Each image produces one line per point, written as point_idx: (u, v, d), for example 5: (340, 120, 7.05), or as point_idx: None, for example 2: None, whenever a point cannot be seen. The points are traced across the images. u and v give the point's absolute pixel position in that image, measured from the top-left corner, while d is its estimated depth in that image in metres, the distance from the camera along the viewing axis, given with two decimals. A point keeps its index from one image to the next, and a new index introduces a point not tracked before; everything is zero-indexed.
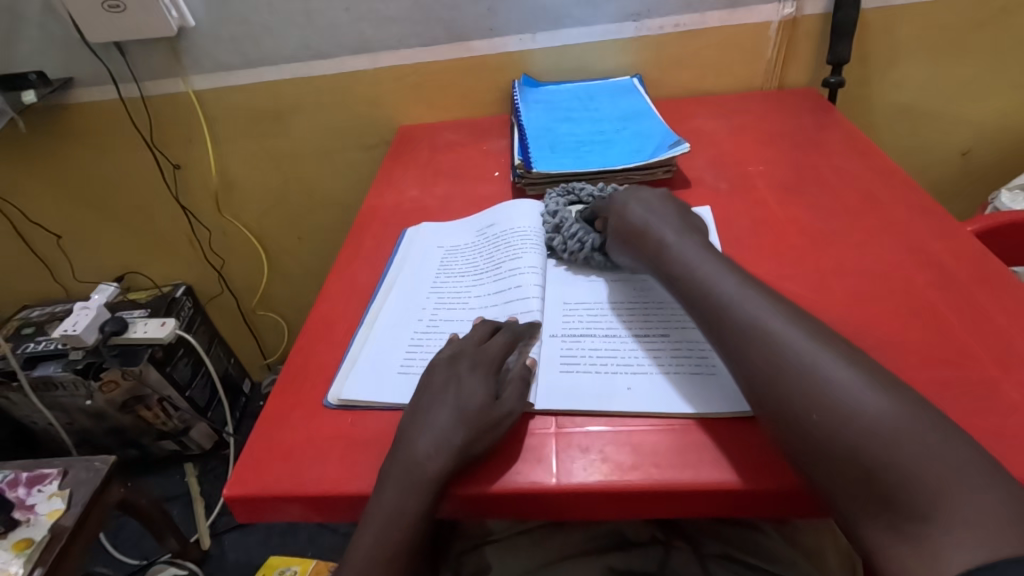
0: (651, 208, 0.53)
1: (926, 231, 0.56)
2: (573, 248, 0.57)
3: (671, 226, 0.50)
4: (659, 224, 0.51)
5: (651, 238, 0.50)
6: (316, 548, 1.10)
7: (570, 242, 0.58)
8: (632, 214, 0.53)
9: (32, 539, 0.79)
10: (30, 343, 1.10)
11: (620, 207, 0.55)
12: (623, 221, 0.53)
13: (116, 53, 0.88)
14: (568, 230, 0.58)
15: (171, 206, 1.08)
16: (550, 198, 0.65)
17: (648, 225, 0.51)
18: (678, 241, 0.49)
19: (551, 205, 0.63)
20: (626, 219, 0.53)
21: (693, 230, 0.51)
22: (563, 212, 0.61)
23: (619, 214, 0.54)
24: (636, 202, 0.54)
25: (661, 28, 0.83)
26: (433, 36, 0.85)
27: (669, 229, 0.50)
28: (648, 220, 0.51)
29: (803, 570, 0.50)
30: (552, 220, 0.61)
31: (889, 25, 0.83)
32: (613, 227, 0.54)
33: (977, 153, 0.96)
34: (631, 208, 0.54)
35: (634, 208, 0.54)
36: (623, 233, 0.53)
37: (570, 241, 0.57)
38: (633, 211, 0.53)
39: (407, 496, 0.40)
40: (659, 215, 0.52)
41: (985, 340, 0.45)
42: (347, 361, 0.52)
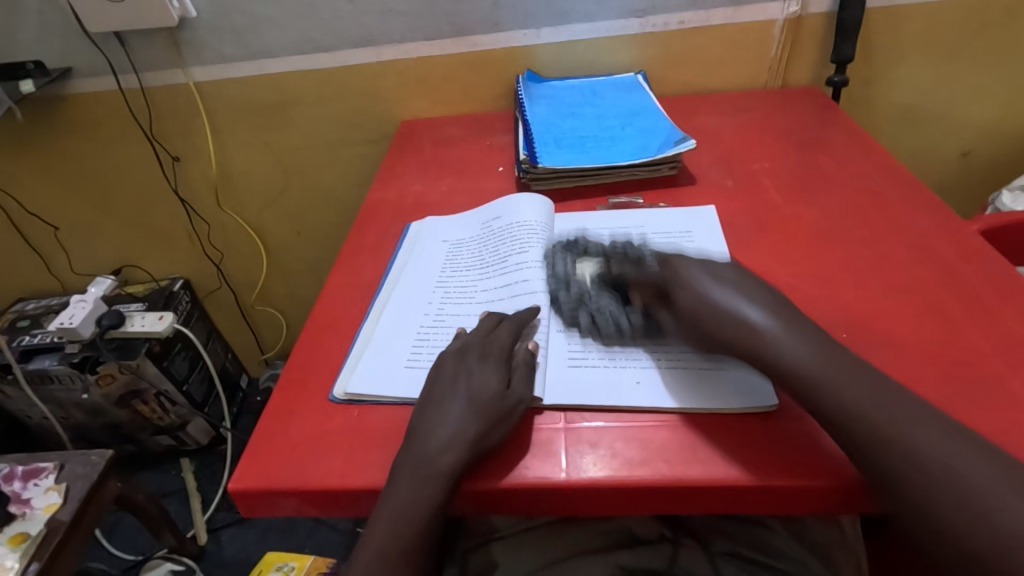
0: (725, 285, 0.44)
1: (932, 230, 0.56)
2: (606, 328, 0.49)
3: (754, 303, 0.42)
4: (744, 305, 0.42)
5: (734, 322, 0.42)
6: (315, 544, 1.10)
7: (604, 321, 0.49)
8: (705, 293, 0.43)
9: (28, 533, 0.78)
10: (26, 336, 1.09)
11: (679, 279, 0.45)
12: (694, 304, 0.43)
13: (115, 43, 0.87)
14: (595, 306, 0.50)
15: (170, 199, 1.07)
16: (553, 256, 0.56)
17: (733, 312, 0.42)
18: (767, 324, 0.41)
19: (557, 269, 0.54)
20: (694, 303, 0.43)
21: (785, 310, 0.42)
22: (576, 277, 0.53)
23: (680, 293, 0.44)
24: (697, 268, 0.45)
25: (665, 25, 0.83)
26: (437, 30, 0.85)
27: (754, 312, 0.42)
28: (728, 303, 0.42)
29: (809, 568, 0.50)
30: (568, 293, 0.52)
31: (893, 25, 0.83)
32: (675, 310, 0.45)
33: (979, 154, 0.97)
34: (698, 285, 0.44)
35: (705, 283, 0.44)
36: (693, 320, 0.43)
37: (604, 321, 0.49)
38: (699, 283, 0.44)
39: (419, 490, 0.39)
40: (742, 291, 0.43)
41: (993, 339, 0.45)
42: (353, 355, 0.51)
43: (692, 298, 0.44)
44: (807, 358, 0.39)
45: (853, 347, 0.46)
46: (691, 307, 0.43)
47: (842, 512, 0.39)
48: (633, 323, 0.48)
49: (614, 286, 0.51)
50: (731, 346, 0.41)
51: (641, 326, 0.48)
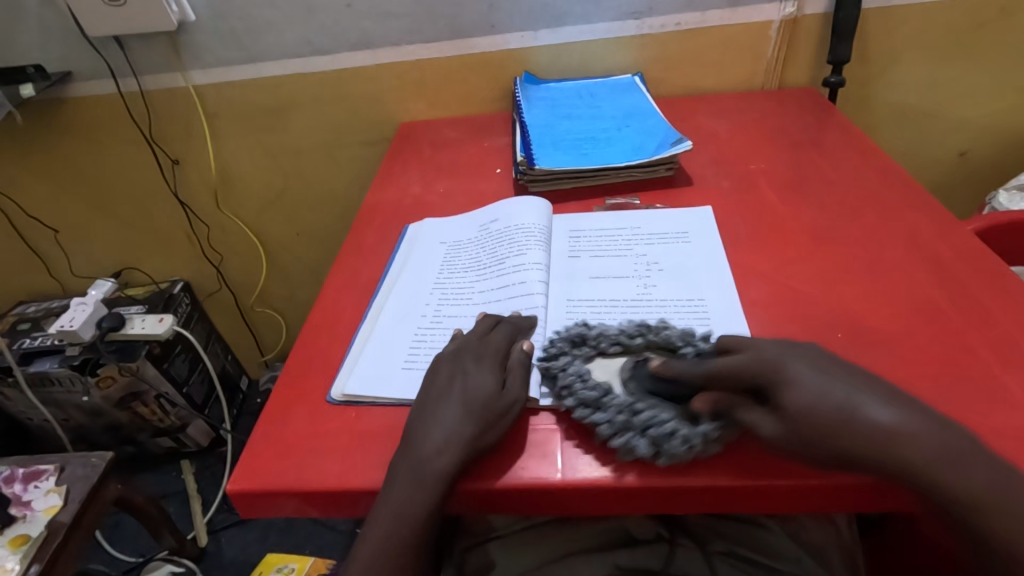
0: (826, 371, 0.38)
1: (927, 230, 0.57)
2: (679, 445, 0.39)
3: (871, 396, 0.37)
4: (861, 400, 0.36)
5: (835, 406, 0.36)
6: (314, 545, 1.10)
7: (673, 436, 0.39)
8: (814, 391, 0.37)
9: (29, 535, 0.79)
10: (26, 339, 1.09)
11: (776, 373, 0.38)
12: (807, 405, 0.36)
13: (114, 47, 0.88)
14: (650, 422, 0.40)
15: (170, 202, 1.07)
16: (569, 363, 0.46)
17: (851, 402, 0.36)
18: (899, 420, 0.35)
19: (578, 382, 0.44)
20: (806, 403, 0.36)
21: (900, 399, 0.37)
22: (609, 388, 0.44)
23: (781, 391, 0.38)
24: (789, 361, 0.39)
25: (662, 26, 0.84)
26: (435, 33, 0.85)
27: (875, 407, 0.36)
28: (847, 400, 0.36)
29: (805, 566, 0.50)
30: (608, 413, 0.42)
31: (889, 25, 0.83)
32: (779, 415, 0.37)
33: (976, 154, 0.97)
34: (801, 383, 0.37)
35: (807, 379, 0.38)
36: (806, 422, 0.36)
37: (670, 436, 0.39)
38: (801, 378, 0.38)
39: (415, 490, 0.40)
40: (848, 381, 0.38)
41: (987, 338, 0.45)
42: (350, 356, 0.52)
43: (802, 398, 0.37)
44: (884, 406, 0.36)
45: (847, 347, 0.46)
46: (802, 410, 0.36)
47: (835, 510, 0.39)
48: (707, 436, 0.39)
49: (661, 393, 0.43)
50: (838, 435, 0.35)
51: (716, 439, 0.39)
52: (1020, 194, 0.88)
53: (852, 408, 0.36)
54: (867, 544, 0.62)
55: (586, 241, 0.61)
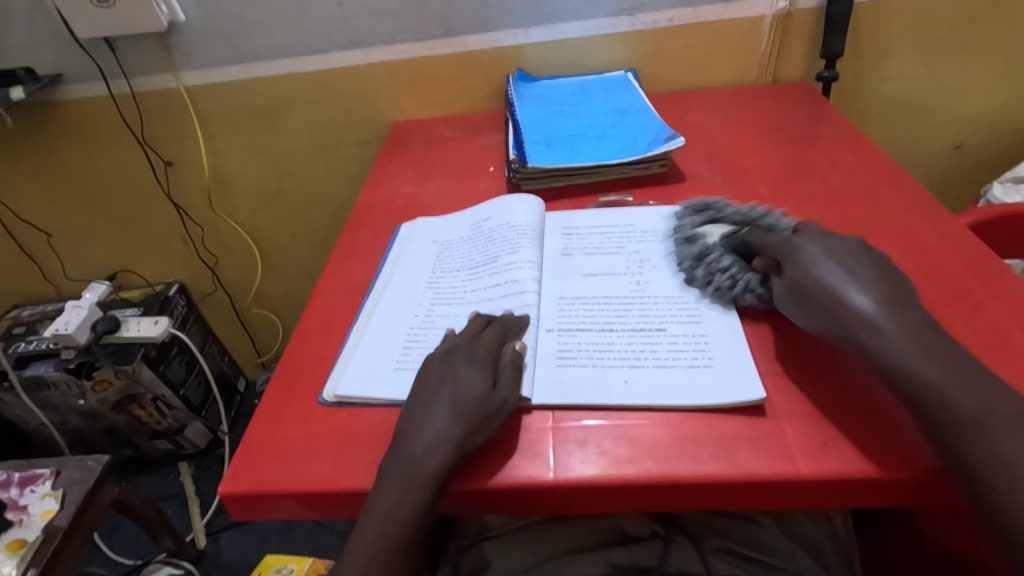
0: (846, 263, 0.43)
1: (921, 224, 0.56)
2: (722, 285, 0.50)
3: (864, 287, 0.42)
4: (852, 289, 0.41)
5: (829, 288, 0.42)
6: (313, 546, 1.10)
7: (721, 279, 0.50)
8: (820, 273, 0.43)
9: (25, 539, 0.78)
10: (21, 343, 1.09)
11: (794, 252, 0.46)
12: (807, 276, 0.44)
13: (105, 49, 0.87)
14: (713, 264, 0.51)
15: (164, 204, 1.07)
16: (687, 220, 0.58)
17: (840, 287, 0.42)
18: (873, 310, 0.40)
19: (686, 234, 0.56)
20: (804, 276, 0.44)
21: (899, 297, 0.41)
22: (703, 239, 0.54)
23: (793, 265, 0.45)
24: (816, 248, 0.45)
25: (655, 22, 0.83)
26: (426, 31, 0.85)
27: (859, 294, 0.41)
28: (836, 284, 0.42)
29: (800, 562, 0.50)
30: (692, 249, 0.54)
31: (881, 19, 0.83)
32: (785, 279, 0.45)
33: (970, 147, 0.97)
34: (813, 263, 0.44)
35: (821, 262, 0.44)
36: (799, 292, 0.44)
37: (721, 279, 0.50)
38: (813, 261, 0.44)
39: (406, 491, 0.40)
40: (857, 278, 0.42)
41: (980, 332, 0.45)
42: (342, 357, 0.51)
43: (806, 273, 0.44)
44: (867, 298, 0.41)
45: None
46: (802, 274, 0.44)
47: (828, 506, 0.39)
48: (750, 285, 0.49)
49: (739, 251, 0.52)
50: (824, 304, 0.42)
51: (759, 289, 0.49)
52: (1015, 186, 0.88)
53: (839, 292, 0.41)
54: (863, 539, 0.62)
55: (579, 238, 0.61)
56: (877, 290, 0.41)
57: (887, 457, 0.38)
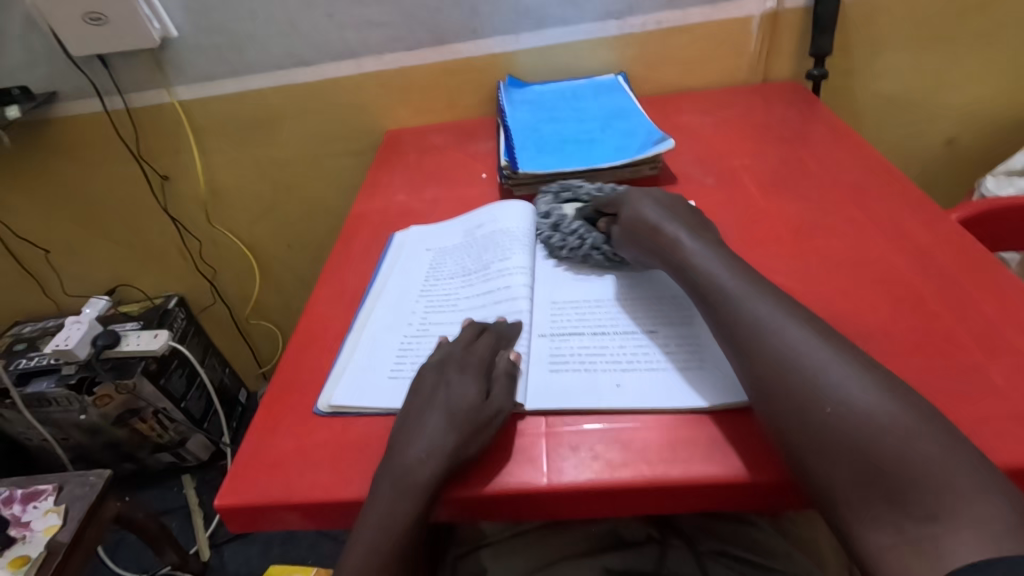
0: (664, 206, 0.53)
1: (911, 220, 0.56)
2: (575, 244, 0.57)
3: (679, 221, 0.51)
4: (668, 222, 0.51)
5: (652, 229, 0.51)
6: (316, 556, 1.10)
7: (571, 239, 0.58)
8: (642, 209, 0.53)
9: (28, 556, 0.78)
10: (22, 359, 1.10)
11: (630, 202, 0.55)
12: (632, 216, 0.53)
13: (99, 66, 0.88)
14: (568, 229, 0.59)
15: (161, 218, 1.07)
16: (543, 202, 0.65)
17: (658, 221, 0.51)
18: (684, 234, 0.49)
19: (548, 202, 0.64)
20: (635, 213, 0.53)
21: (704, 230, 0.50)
22: (558, 209, 0.62)
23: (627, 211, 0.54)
24: (643, 197, 0.55)
25: (644, 26, 0.84)
26: (417, 40, 0.85)
27: (675, 226, 0.50)
28: (654, 218, 0.51)
29: (797, 562, 0.50)
30: (550, 221, 0.61)
31: (870, 15, 0.83)
32: (622, 222, 0.54)
33: (962, 142, 0.97)
34: (639, 204, 0.54)
35: (646, 205, 0.53)
36: (631, 233, 0.53)
37: (572, 239, 0.58)
38: (640, 206, 0.54)
39: (401, 500, 0.40)
40: (670, 213, 0.52)
41: (970, 327, 0.45)
42: (337, 367, 0.52)
43: (631, 217, 0.53)
44: (685, 230, 0.50)
45: None
46: (631, 216, 0.53)
47: None
48: (597, 241, 0.57)
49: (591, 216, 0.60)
50: (649, 240, 0.51)
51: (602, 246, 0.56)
52: (1008, 179, 0.88)
53: (658, 222, 0.51)
54: None
55: None
56: (688, 224, 0.50)
57: None
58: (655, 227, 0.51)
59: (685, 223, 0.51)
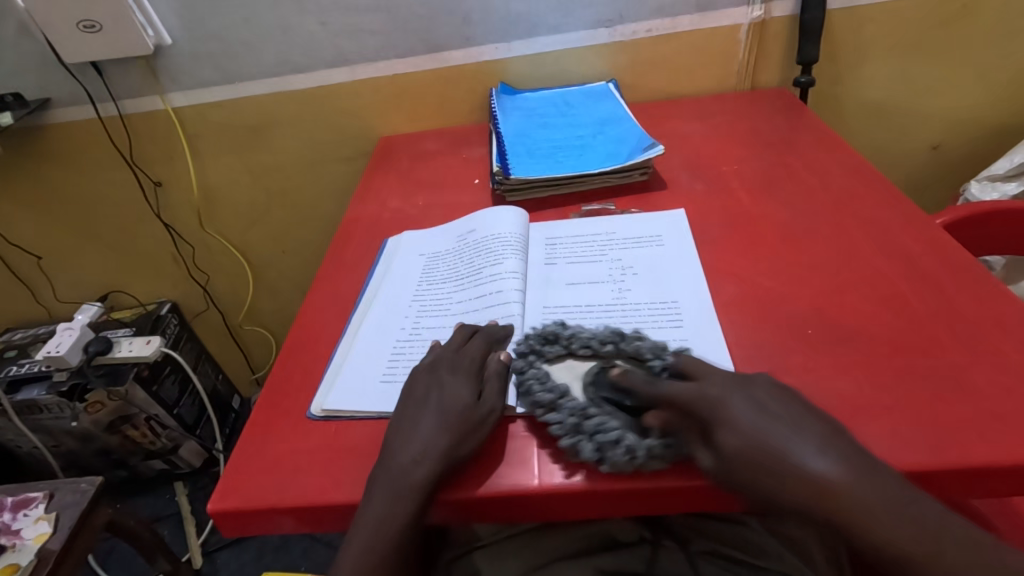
0: (777, 417, 0.38)
1: (895, 224, 0.58)
2: (624, 456, 0.39)
3: (807, 441, 0.37)
4: (797, 446, 0.36)
5: (791, 472, 0.35)
6: (309, 562, 1.10)
7: (621, 448, 0.40)
8: (756, 428, 0.37)
9: (19, 564, 0.78)
10: (13, 366, 1.09)
11: (718, 410, 0.39)
12: (741, 441, 0.37)
13: (93, 73, 0.88)
14: (600, 429, 0.41)
15: (154, 224, 1.07)
16: (530, 369, 0.46)
17: (789, 451, 0.36)
18: (834, 467, 0.35)
19: (536, 383, 0.45)
20: (745, 438, 0.37)
21: (839, 449, 0.36)
22: (563, 384, 0.45)
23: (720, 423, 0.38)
24: (737, 397, 0.39)
25: (634, 33, 0.85)
26: (410, 47, 0.86)
27: (815, 458, 0.36)
28: (784, 447, 0.36)
29: (786, 561, 0.51)
30: (562, 412, 0.43)
31: (855, 24, 0.85)
32: (719, 447, 0.38)
33: (947, 148, 0.98)
34: (740, 411, 0.38)
35: (753, 416, 0.38)
36: (742, 466, 0.37)
37: (611, 447, 0.40)
38: (739, 412, 0.38)
39: (394, 502, 0.40)
40: (793, 429, 0.37)
41: (950, 328, 0.46)
42: (330, 372, 0.52)
43: (737, 439, 0.37)
44: (825, 462, 0.35)
45: (816, 342, 0.47)
46: (741, 443, 0.37)
47: None
48: (652, 450, 0.40)
49: (617, 400, 0.43)
50: (787, 488, 0.35)
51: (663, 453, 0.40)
52: (992, 184, 0.90)
53: (791, 458, 0.36)
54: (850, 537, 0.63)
55: (562, 248, 0.62)
56: (822, 443, 0.36)
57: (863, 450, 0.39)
58: (790, 462, 0.36)
59: (817, 447, 0.36)
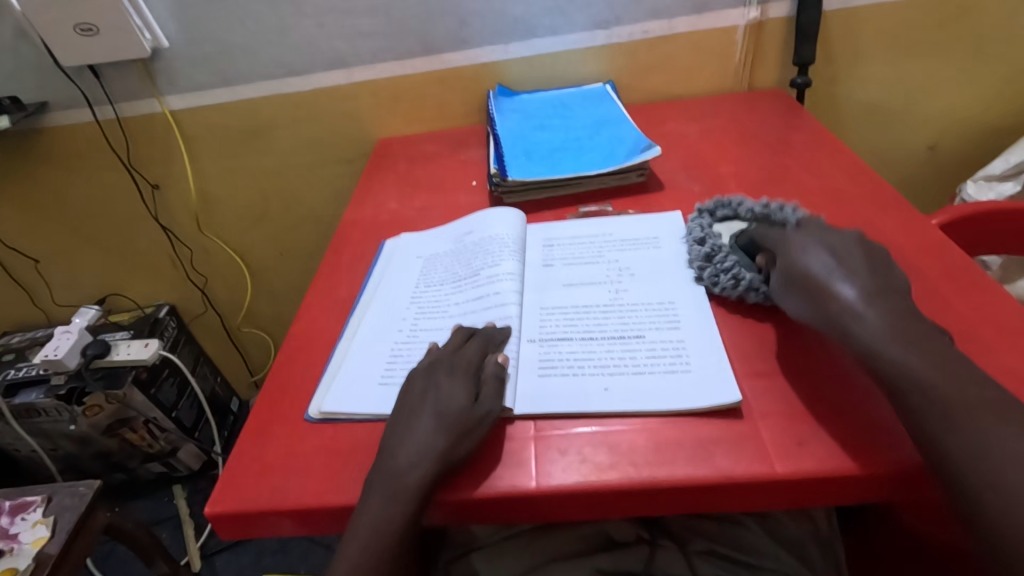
0: (840, 260, 0.45)
1: (891, 225, 0.58)
2: (730, 282, 0.51)
3: (850, 277, 0.44)
4: (839, 279, 0.44)
5: (823, 293, 0.43)
6: (308, 565, 1.10)
7: (728, 278, 0.51)
8: (812, 263, 0.45)
9: (16, 567, 0.78)
10: (11, 370, 1.09)
11: (794, 249, 0.47)
12: (797, 267, 0.46)
13: (90, 76, 0.88)
14: (720, 263, 0.53)
15: (153, 227, 1.07)
16: (695, 218, 0.60)
17: (824, 279, 0.44)
18: (858, 296, 0.42)
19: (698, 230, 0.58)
20: (801, 266, 0.45)
21: (884, 296, 0.42)
22: (712, 234, 0.57)
23: (783, 257, 0.47)
24: (814, 242, 0.47)
25: (631, 35, 0.85)
26: (407, 49, 0.86)
27: (847, 287, 0.43)
28: (825, 275, 0.44)
29: (783, 562, 0.51)
30: (701, 248, 0.56)
31: (851, 25, 0.85)
32: (780, 271, 0.47)
33: (944, 148, 0.99)
34: (801, 253, 0.46)
35: (814, 255, 0.46)
36: (795, 286, 0.45)
37: (724, 274, 0.52)
38: (807, 249, 0.47)
39: (391, 505, 0.40)
40: (846, 269, 0.44)
41: (946, 328, 0.46)
42: (327, 374, 0.52)
43: (813, 263, 0.45)
44: (854, 290, 0.43)
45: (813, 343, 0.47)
46: (795, 267, 0.46)
47: (808, 505, 0.40)
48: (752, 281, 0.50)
49: (747, 248, 0.53)
50: (815, 303, 0.44)
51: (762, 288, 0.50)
52: (988, 184, 0.90)
53: (825, 283, 0.44)
54: (848, 537, 0.63)
55: (559, 249, 0.62)
56: (864, 283, 0.43)
57: (856, 453, 0.39)
58: (823, 285, 0.44)
59: (860, 285, 0.43)
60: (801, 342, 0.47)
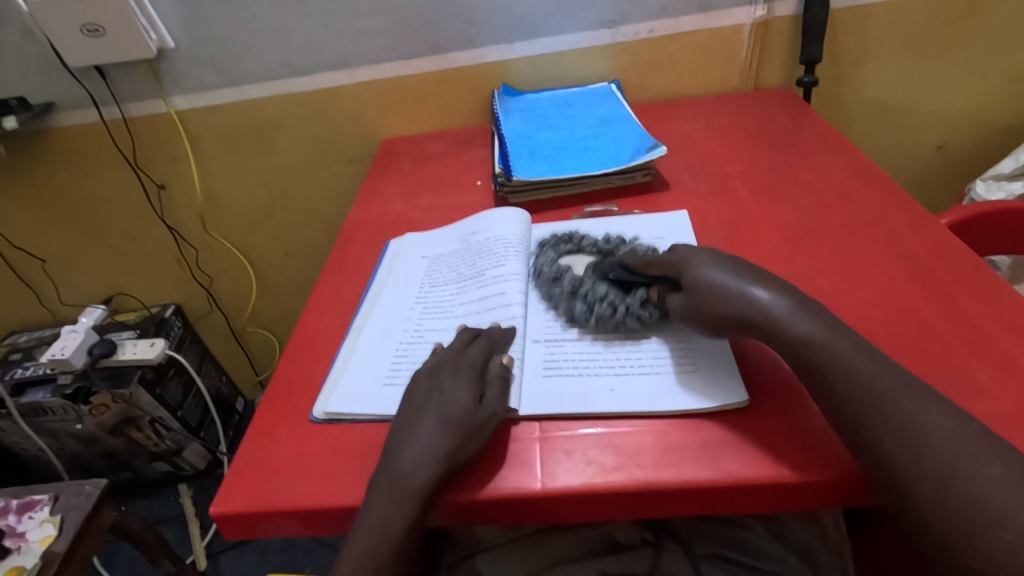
0: (732, 267, 0.46)
1: (899, 224, 0.57)
2: (595, 308, 0.50)
3: (757, 281, 0.44)
4: (748, 283, 0.44)
5: (738, 298, 0.43)
6: (313, 564, 1.10)
7: (602, 305, 0.50)
8: (710, 274, 0.45)
9: (24, 566, 0.78)
10: (18, 369, 1.10)
11: (688, 264, 0.47)
12: (696, 280, 0.46)
13: (96, 77, 0.89)
14: (590, 293, 0.51)
15: (158, 227, 1.08)
16: (542, 254, 0.59)
17: (734, 287, 0.44)
18: (772, 299, 0.43)
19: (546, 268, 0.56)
20: (700, 279, 0.46)
21: (798, 297, 0.43)
22: (565, 270, 0.55)
23: (687, 275, 0.47)
24: (701, 254, 0.48)
25: (636, 34, 0.85)
26: (412, 49, 0.86)
27: (758, 288, 0.44)
28: (731, 283, 0.44)
29: (789, 566, 0.51)
30: (561, 285, 0.53)
31: (858, 24, 0.85)
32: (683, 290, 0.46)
33: (952, 147, 0.98)
34: (704, 266, 0.46)
35: (709, 266, 0.46)
36: (699, 303, 0.45)
37: (600, 305, 0.50)
38: (700, 267, 0.46)
39: (395, 507, 0.40)
40: (741, 275, 0.45)
41: (958, 329, 0.46)
42: (332, 375, 0.52)
43: (709, 275, 0.45)
44: (765, 292, 0.43)
45: None
46: (697, 282, 0.45)
47: (820, 507, 0.40)
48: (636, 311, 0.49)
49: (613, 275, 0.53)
50: (730, 312, 0.43)
51: (640, 314, 0.49)
52: (998, 183, 0.89)
53: (741, 290, 0.44)
54: (855, 539, 0.63)
55: None
56: (770, 283, 0.44)
57: None
58: (735, 293, 0.44)
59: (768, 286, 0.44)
60: (738, 364, 0.46)
